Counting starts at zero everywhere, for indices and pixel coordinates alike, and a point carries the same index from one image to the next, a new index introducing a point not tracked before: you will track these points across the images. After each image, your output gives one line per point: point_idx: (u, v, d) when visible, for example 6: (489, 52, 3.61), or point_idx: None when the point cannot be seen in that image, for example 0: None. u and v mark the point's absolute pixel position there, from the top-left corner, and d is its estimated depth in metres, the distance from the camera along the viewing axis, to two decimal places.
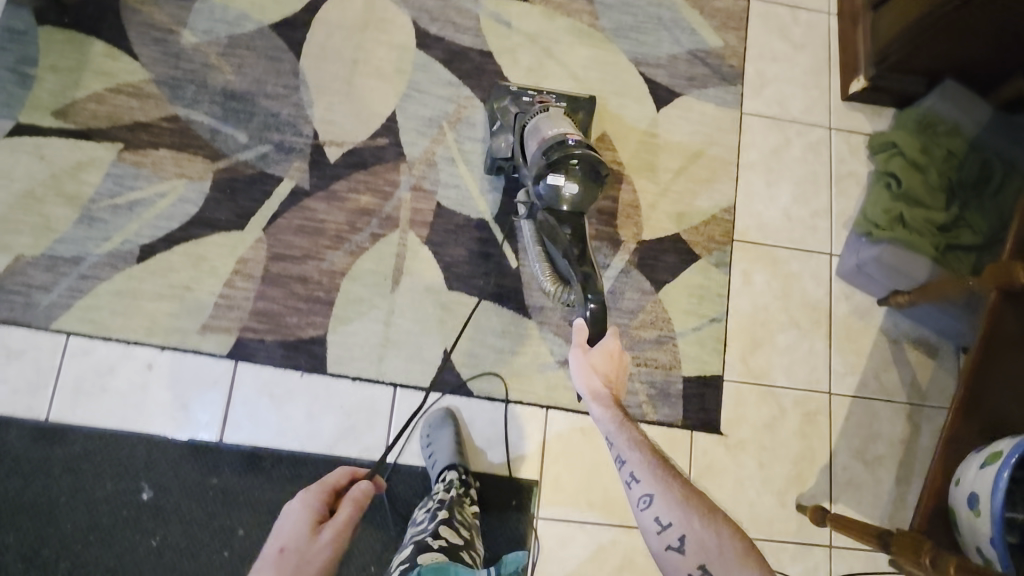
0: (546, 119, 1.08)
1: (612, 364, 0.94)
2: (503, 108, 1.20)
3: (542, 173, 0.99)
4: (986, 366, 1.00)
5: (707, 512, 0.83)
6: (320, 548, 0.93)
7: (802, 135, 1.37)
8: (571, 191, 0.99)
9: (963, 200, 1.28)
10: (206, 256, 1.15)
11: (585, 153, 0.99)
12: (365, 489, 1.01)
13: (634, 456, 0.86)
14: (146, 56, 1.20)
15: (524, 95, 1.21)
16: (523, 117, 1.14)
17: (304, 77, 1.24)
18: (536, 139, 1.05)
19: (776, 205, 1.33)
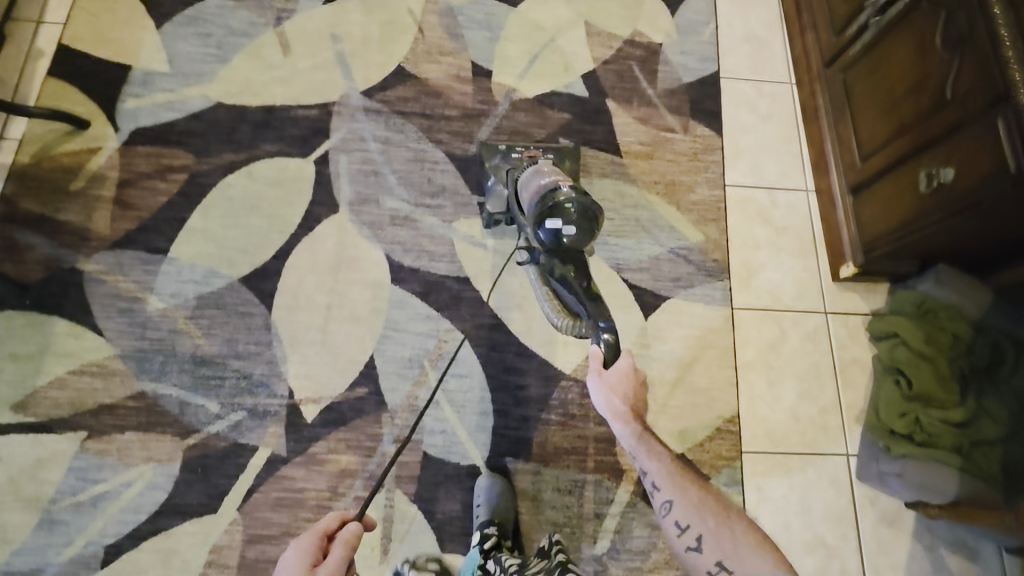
0: (538, 170, 1.11)
1: (632, 384, 0.96)
2: (496, 169, 1.25)
3: (539, 221, 1.00)
4: None
5: (724, 513, 0.80)
6: None
7: (798, 324, 1.32)
8: (571, 233, 1.00)
9: (978, 387, 1.21)
10: (176, 549, 1.06)
11: (579, 197, 0.99)
12: (356, 530, 0.78)
13: (655, 467, 0.88)
14: (111, 329, 1.16)
15: (512, 152, 1.27)
16: (516, 173, 1.19)
17: (276, 331, 1.19)
18: (530, 189, 1.08)
19: (782, 405, 1.25)
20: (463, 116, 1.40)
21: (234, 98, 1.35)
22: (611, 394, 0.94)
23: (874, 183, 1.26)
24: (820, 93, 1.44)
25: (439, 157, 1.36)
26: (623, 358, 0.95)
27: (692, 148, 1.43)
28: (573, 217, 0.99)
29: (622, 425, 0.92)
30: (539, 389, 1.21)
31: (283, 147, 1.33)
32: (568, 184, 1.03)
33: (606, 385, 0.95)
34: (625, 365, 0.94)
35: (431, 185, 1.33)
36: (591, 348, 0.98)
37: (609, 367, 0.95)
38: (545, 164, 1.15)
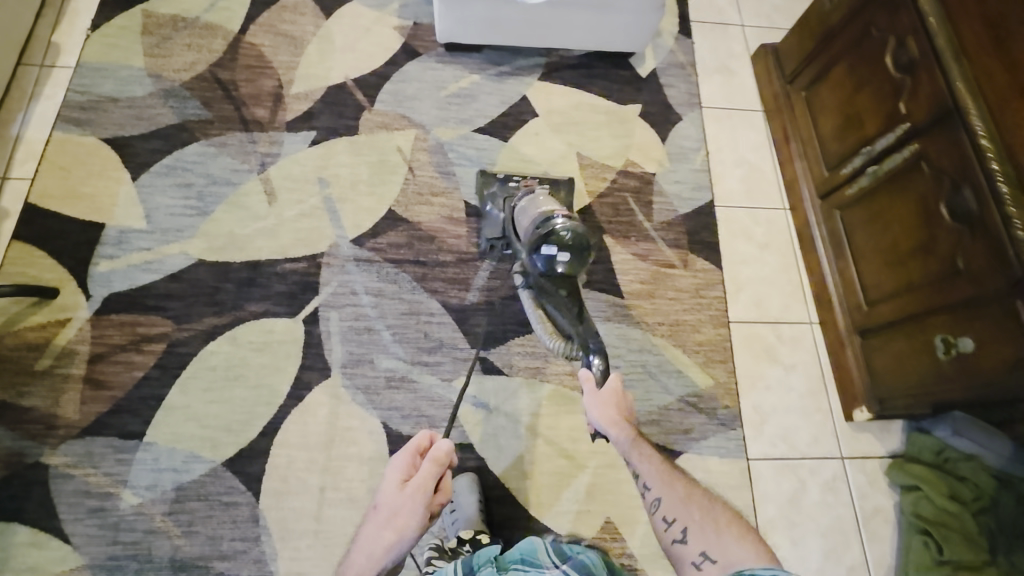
0: (534, 201, 1.15)
1: (620, 400, 1.07)
2: (492, 195, 1.30)
3: (535, 248, 1.02)
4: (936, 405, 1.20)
5: (707, 506, 0.89)
6: (405, 496, 0.92)
7: (815, 474, 1.26)
8: (565, 260, 1.02)
9: (1009, 546, 1.15)
10: None
11: (574, 225, 1.02)
12: (445, 451, 0.95)
13: (646, 466, 0.97)
14: (78, 535, 1.04)
15: (510, 180, 1.32)
16: (512, 199, 1.24)
17: (264, 522, 1.09)
18: (526, 216, 1.12)
19: (807, 566, 1.18)
20: (458, 260, 1.35)
21: (216, 254, 1.28)
22: (606, 409, 1.05)
23: (881, 332, 1.24)
24: (818, 224, 1.43)
25: (435, 308, 1.30)
26: (613, 379, 1.08)
27: (693, 284, 1.40)
28: (568, 243, 1.01)
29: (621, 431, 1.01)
30: None
31: (271, 306, 1.26)
32: (562, 212, 1.06)
33: (600, 402, 1.07)
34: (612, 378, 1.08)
35: (428, 340, 1.27)
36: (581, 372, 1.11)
37: (602, 385, 1.08)
38: (540, 194, 1.19)
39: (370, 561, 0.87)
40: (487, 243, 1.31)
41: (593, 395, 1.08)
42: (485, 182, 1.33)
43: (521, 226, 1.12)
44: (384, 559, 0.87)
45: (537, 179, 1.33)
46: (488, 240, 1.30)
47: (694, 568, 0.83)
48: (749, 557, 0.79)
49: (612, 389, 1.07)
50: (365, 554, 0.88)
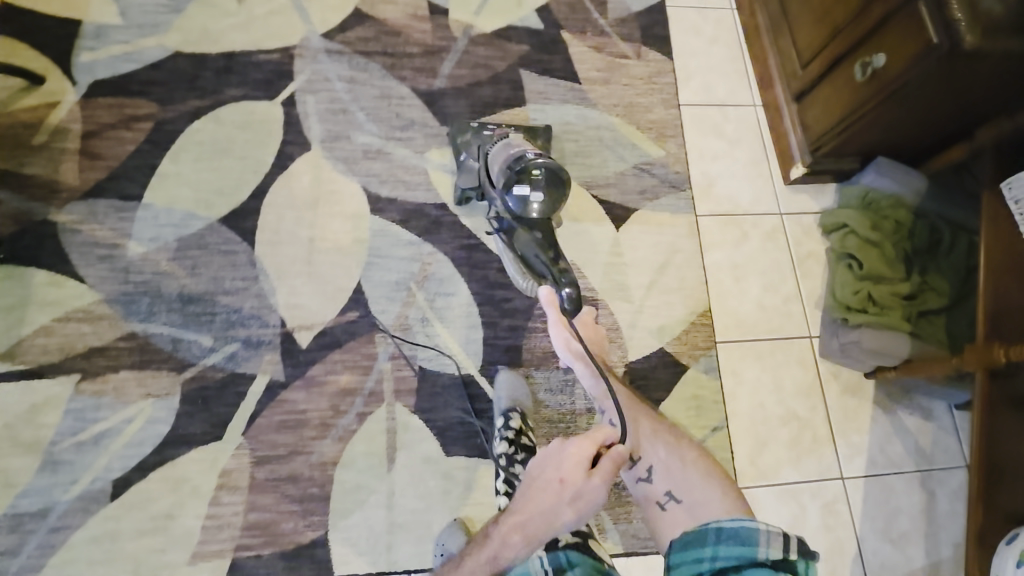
0: (506, 145, 1.16)
1: (588, 332, 1.09)
2: (467, 144, 1.28)
3: (509, 187, 1.02)
4: (862, 145, 1.34)
5: (673, 444, 0.96)
6: (593, 489, 0.85)
7: (757, 225, 1.40)
8: (538, 200, 1.02)
9: (922, 265, 1.32)
10: (186, 476, 1.08)
11: (548, 166, 1.03)
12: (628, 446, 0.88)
13: (610, 405, 1.02)
14: (92, 277, 1.16)
15: (484, 130, 1.30)
16: (485, 147, 1.22)
17: (261, 265, 1.21)
18: (500, 159, 1.13)
19: (747, 297, 1.34)
20: (424, 53, 1.42)
21: (192, 47, 1.34)
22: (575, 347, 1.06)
23: (814, 91, 1.37)
24: (760, 13, 1.54)
25: (405, 92, 1.38)
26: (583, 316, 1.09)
27: (646, 71, 1.50)
28: (540, 181, 1.02)
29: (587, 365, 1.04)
30: (524, 302, 1.26)
31: (248, 91, 1.33)
32: (535, 152, 1.06)
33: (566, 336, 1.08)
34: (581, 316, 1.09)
35: (400, 119, 1.36)
36: (546, 294, 1.03)
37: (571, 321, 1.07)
38: (513, 138, 1.19)
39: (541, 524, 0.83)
40: (461, 194, 1.29)
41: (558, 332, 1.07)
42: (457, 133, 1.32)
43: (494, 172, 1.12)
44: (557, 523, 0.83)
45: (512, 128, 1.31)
46: (463, 191, 1.28)
47: (659, 505, 0.90)
48: (713, 501, 0.87)
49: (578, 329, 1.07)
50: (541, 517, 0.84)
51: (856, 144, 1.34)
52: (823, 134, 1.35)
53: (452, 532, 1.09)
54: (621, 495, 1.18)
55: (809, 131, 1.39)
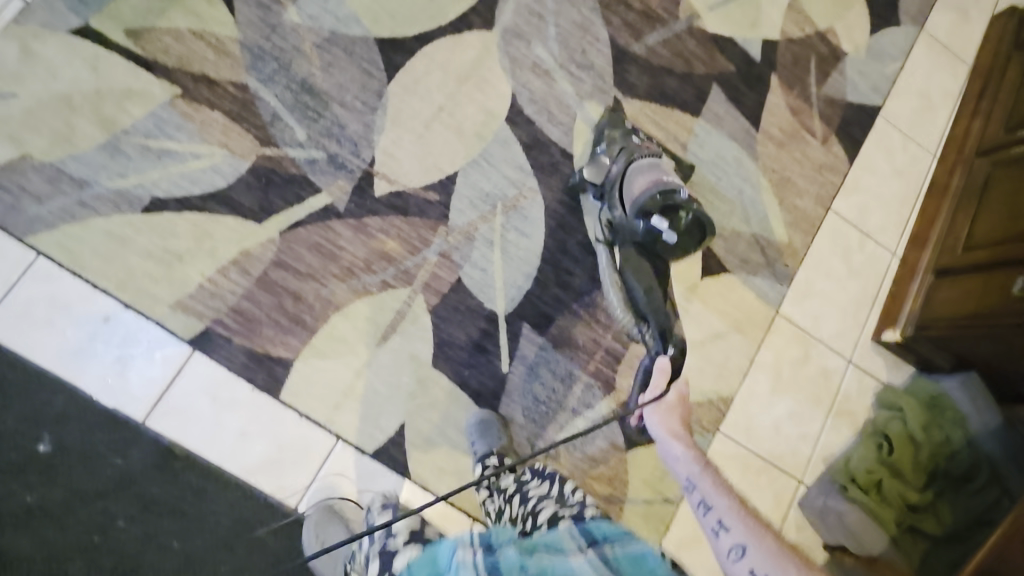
0: (654, 167, 1.11)
1: (686, 405, 0.95)
2: (609, 138, 1.20)
3: (649, 214, 1.03)
4: (967, 350, 1.30)
5: (806, 566, 0.72)
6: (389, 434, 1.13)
7: (821, 357, 1.36)
8: (669, 240, 1.03)
9: (939, 488, 1.27)
10: (212, 234, 1.08)
11: (695, 210, 1.03)
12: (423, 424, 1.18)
13: (723, 503, 0.80)
14: (242, 15, 1.14)
15: (634, 135, 1.20)
16: (630, 153, 1.16)
17: (385, 102, 1.19)
18: (644, 179, 1.09)
19: (771, 412, 1.31)
20: (642, 12, 1.35)
21: None
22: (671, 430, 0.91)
23: (965, 275, 1.31)
24: (956, 175, 1.45)
25: (602, 36, 1.32)
26: (676, 390, 0.95)
27: (821, 161, 1.43)
28: (681, 227, 1.03)
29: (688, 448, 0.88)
30: (581, 284, 1.23)
31: None
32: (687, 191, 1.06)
33: (664, 408, 0.94)
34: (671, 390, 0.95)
35: (582, 57, 1.30)
36: (660, 361, 1.01)
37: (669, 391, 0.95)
38: (663, 162, 1.14)
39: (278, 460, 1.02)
40: (580, 183, 1.22)
41: (654, 408, 0.94)
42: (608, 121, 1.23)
43: (632, 185, 1.11)
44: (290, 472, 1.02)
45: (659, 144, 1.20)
46: (583, 182, 1.20)
47: None
48: None
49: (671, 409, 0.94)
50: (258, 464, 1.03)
51: (965, 346, 1.29)
52: (944, 320, 1.30)
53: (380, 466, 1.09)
54: None
55: (929, 307, 1.34)
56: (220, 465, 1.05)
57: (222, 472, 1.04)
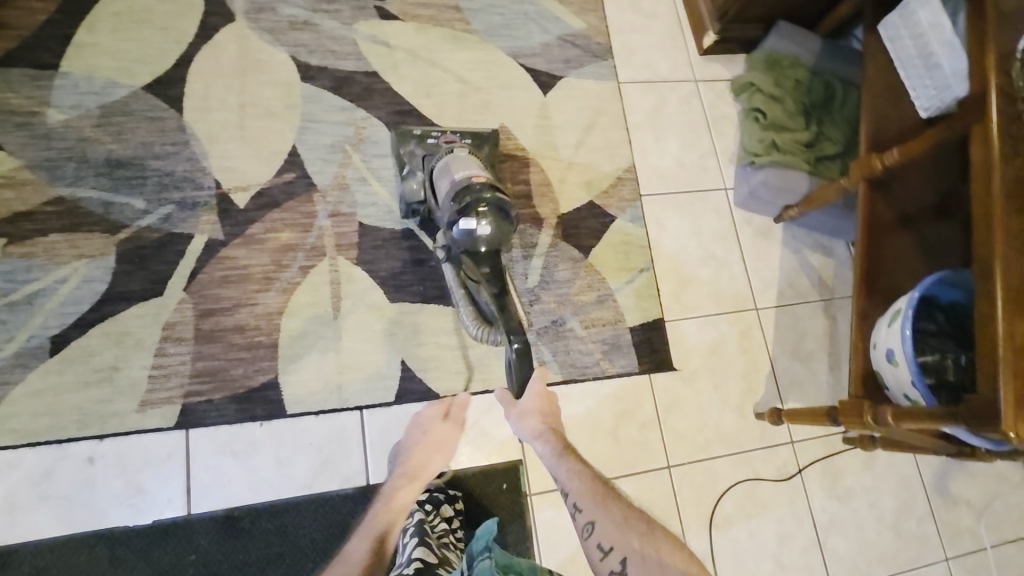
0: (452, 161, 1.12)
1: (545, 405, 1.03)
2: (409, 154, 1.22)
3: (455, 219, 1.02)
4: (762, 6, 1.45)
5: (645, 530, 0.85)
6: (452, 429, 1.11)
7: (674, 93, 1.51)
8: (486, 231, 1.01)
9: (818, 118, 1.45)
10: (129, 330, 1.08)
11: (490, 196, 1.03)
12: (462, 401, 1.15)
13: (576, 486, 0.92)
14: (11, 143, 1.12)
15: (428, 138, 1.24)
16: (431, 159, 1.19)
17: (191, 131, 1.20)
18: (444, 183, 1.10)
19: (668, 156, 1.45)
20: None
21: None
22: (437, 426, 1.10)
23: None
24: None
25: None
26: (536, 381, 1.04)
27: None
28: (485, 214, 1.01)
29: (546, 445, 0.98)
30: None
31: None
32: (481, 180, 1.07)
33: (522, 412, 1.03)
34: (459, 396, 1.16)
35: None
36: (501, 392, 1.08)
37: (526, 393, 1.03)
38: (461, 151, 1.15)
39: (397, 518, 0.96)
40: (409, 208, 1.21)
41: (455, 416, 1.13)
42: (399, 138, 1.24)
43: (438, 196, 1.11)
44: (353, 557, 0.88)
45: (455, 133, 1.25)
46: (411, 206, 1.20)
47: None
48: None
49: (456, 414, 1.13)
50: (412, 471, 1.03)
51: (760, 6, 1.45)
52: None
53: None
54: (560, 330, 1.27)
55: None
56: (281, 498, 1.07)
57: (289, 501, 1.07)
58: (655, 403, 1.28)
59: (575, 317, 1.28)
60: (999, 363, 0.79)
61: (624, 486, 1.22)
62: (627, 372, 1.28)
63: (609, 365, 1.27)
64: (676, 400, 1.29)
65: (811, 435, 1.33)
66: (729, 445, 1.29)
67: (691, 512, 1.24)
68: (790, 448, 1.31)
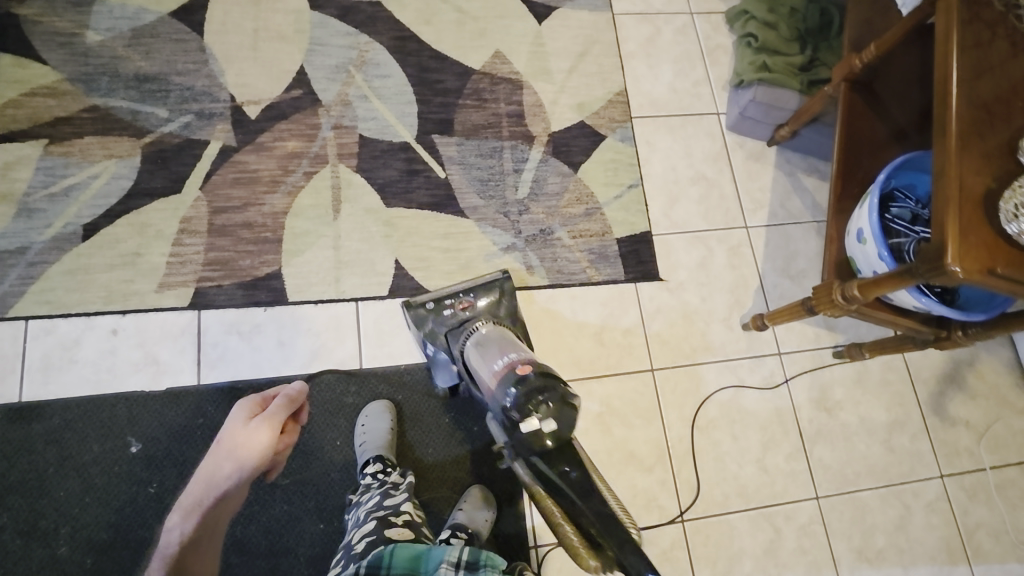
0: (489, 350, 1.00)
1: None
2: (430, 334, 1.12)
3: (513, 421, 0.85)
4: None
5: None
6: (252, 431, 0.94)
7: (670, 23, 1.54)
8: (550, 425, 0.83)
9: (814, 44, 1.43)
10: (150, 222, 1.20)
11: (545, 381, 0.88)
12: (293, 393, 1.00)
13: None
14: (54, 60, 1.26)
15: (444, 308, 1.12)
16: (456, 341, 1.09)
17: (210, 52, 1.32)
18: (489, 376, 0.95)
19: (661, 81, 1.48)
20: None
21: None
22: (239, 429, 0.95)
23: None
24: None
25: None
26: None
27: None
28: (546, 405, 0.84)
29: None
30: (455, 84, 1.38)
31: None
32: (527, 364, 0.92)
33: None
34: (284, 390, 0.99)
35: None
36: None
37: None
38: (483, 325, 1.08)
39: (221, 516, 0.93)
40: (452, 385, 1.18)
41: (262, 418, 0.95)
42: (415, 323, 1.12)
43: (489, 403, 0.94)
44: (169, 541, 0.88)
45: (468, 292, 1.14)
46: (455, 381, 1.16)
47: None
48: None
49: (274, 412, 0.96)
50: (205, 479, 0.92)
51: None
52: None
53: (379, 411, 1.16)
54: (548, 240, 1.32)
55: None
56: (281, 375, 1.17)
57: (288, 380, 1.16)
58: (640, 311, 1.31)
59: (562, 229, 1.33)
60: (947, 212, 0.81)
61: (607, 387, 1.26)
62: (612, 280, 1.32)
63: (595, 273, 1.31)
64: (662, 310, 1.32)
65: (799, 348, 1.34)
66: (715, 354, 1.32)
67: (673, 414, 1.27)
68: (777, 359, 1.33)
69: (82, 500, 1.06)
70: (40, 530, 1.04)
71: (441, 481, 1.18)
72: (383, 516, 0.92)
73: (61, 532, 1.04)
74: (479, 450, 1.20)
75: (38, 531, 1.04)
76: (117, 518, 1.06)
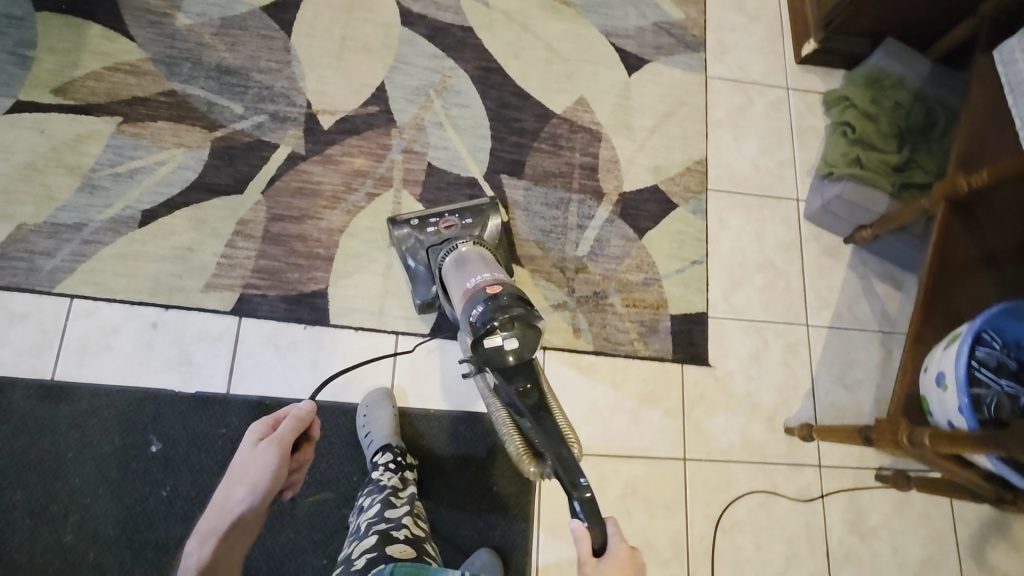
0: (462, 273, 0.98)
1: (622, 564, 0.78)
2: (412, 249, 1.13)
3: (477, 340, 0.84)
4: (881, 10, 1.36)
5: None
6: (262, 455, 0.88)
7: (764, 96, 1.47)
8: (513, 343, 0.82)
9: (913, 145, 1.35)
10: (207, 219, 1.18)
11: (507, 302, 0.87)
12: (302, 415, 0.94)
13: None
14: (141, 38, 1.25)
15: (426, 224, 1.14)
16: (436, 253, 1.10)
17: (295, 53, 1.30)
18: (460, 299, 0.94)
19: (744, 156, 1.42)
20: None
21: None
22: (249, 452, 0.90)
23: None
24: None
25: None
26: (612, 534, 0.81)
27: None
28: (509, 325, 0.84)
29: None
30: (533, 124, 1.34)
31: None
32: (495, 285, 0.91)
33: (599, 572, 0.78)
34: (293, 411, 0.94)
35: None
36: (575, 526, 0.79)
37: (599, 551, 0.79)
38: (463, 245, 1.06)
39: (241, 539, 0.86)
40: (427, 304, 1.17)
41: (272, 439, 0.90)
42: (400, 240, 1.13)
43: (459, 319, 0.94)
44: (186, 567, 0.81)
45: (455, 214, 1.15)
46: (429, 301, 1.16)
47: None
48: None
49: (283, 436, 0.91)
50: (218, 506, 0.86)
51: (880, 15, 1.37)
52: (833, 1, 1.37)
53: (378, 398, 1.13)
54: (600, 303, 1.27)
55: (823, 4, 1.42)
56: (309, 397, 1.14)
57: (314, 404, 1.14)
58: (682, 394, 1.26)
59: (616, 294, 1.28)
60: None
61: (635, 468, 1.21)
62: (659, 357, 1.26)
63: (643, 346, 1.26)
64: (705, 397, 1.26)
65: (841, 465, 1.27)
66: (752, 454, 1.25)
67: (698, 509, 1.21)
68: (816, 471, 1.26)
69: (96, 490, 1.05)
70: (50, 514, 1.03)
71: (449, 535, 1.14)
72: (386, 532, 0.88)
73: (70, 520, 1.03)
74: (493, 512, 1.15)
75: (48, 514, 1.03)
76: (125, 517, 1.05)
